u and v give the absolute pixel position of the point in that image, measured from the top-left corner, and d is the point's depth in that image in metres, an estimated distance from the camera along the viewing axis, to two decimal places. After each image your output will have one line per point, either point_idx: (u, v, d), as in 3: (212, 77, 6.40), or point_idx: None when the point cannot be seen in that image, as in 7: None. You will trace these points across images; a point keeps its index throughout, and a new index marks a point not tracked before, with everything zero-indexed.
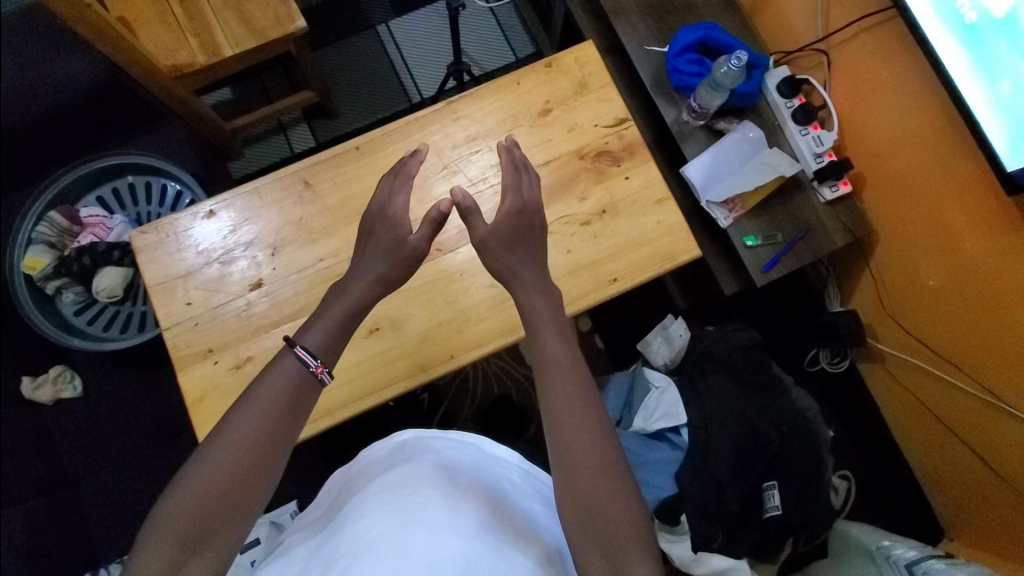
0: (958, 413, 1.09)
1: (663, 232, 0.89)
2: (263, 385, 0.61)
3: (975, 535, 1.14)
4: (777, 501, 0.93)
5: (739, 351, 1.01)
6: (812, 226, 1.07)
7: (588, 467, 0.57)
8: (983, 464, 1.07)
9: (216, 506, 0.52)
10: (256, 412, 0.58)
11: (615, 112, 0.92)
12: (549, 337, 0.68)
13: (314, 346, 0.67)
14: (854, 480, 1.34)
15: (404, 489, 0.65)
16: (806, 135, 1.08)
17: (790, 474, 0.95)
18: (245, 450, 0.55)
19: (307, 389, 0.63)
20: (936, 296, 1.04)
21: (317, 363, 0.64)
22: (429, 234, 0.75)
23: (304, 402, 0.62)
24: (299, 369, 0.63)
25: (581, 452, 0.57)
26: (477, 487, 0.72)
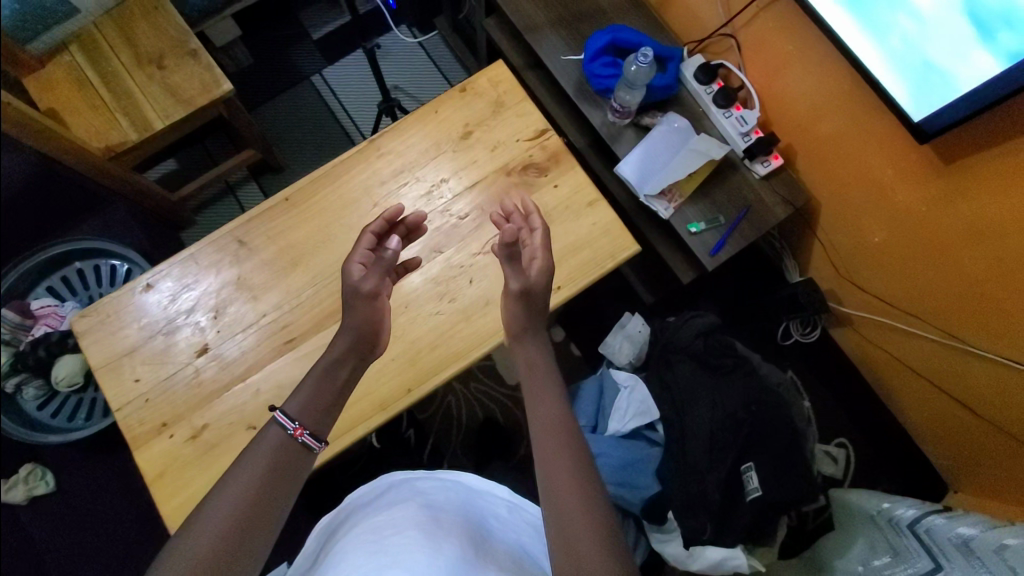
0: (930, 363, 1.10)
1: (600, 232, 0.90)
2: (247, 454, 0.61)
3: (979, 483, 1.14)
4: (756, 482, 0.90)
5: (700, 338, 1.02)
6: (750, 203, 1.08)
7: (571, 504, 0.58)
8: (967, 410, 1.07)
9: (213, 568, 0.51)
10: (238, 480, 0.57)
11: (534, 124, 0.94)
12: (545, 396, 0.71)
13: (295, 403, 0.67)
14: (852, 447, 1.33)
15: (386, 530, 0.64)
16: (730, 117, 1.10)
17: (768, 452, 0.92)
18: (229, 519, 0.54)
19: (288, 452, 0.62)
20: (884, 252, 1.06)
21: (295, 426, 0.64)
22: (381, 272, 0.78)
23: (290, 466, 0.61)
24: (278, 434, 0.63)
25: (562, 485, 0.59)
26: (461, 523, 0.71)
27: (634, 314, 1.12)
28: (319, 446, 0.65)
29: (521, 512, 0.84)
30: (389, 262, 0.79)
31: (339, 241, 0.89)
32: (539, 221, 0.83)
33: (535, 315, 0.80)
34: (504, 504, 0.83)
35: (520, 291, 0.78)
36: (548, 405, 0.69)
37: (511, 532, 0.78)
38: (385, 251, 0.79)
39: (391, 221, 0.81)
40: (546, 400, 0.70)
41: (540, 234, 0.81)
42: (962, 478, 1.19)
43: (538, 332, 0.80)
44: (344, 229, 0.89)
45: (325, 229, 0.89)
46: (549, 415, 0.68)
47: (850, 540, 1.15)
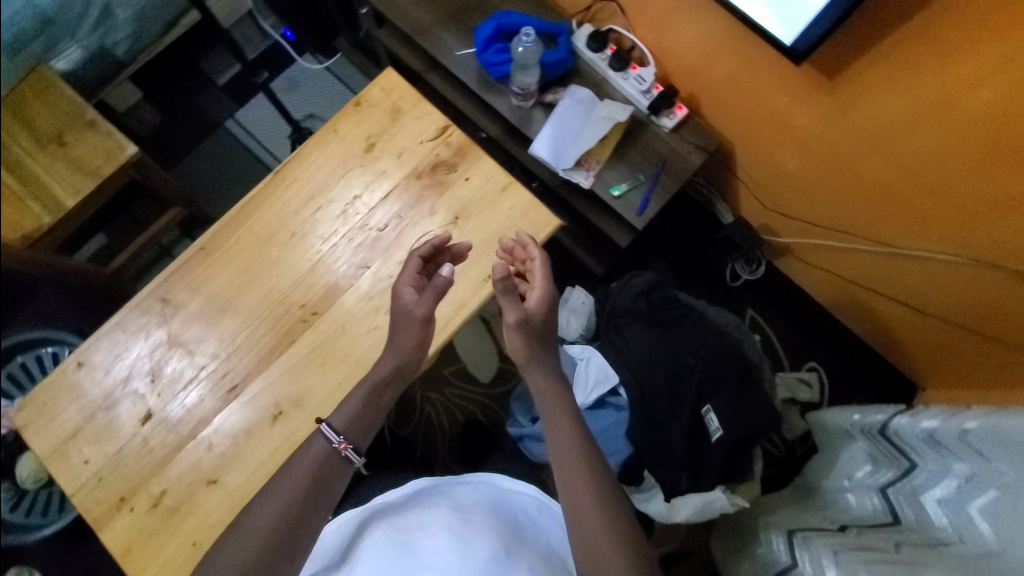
0: (868, 273, 1.14)
1: (519, 215, 0.91)
2: (294, 462, 0.69)
3: (937, 375, 1.19)
4: (717, 422, 0.92)
5: (643, 296, 1.03)
6: (665, 156, 1.12)
7: (597, 538, 0.63)
8: (910, 309, 1.12)
9: (259, 565, 0.59)
10: (280, 490, 0.65)
11: (435, 123, 0.94)
12: (560, 419, 0.75)
13: (341, 417, 0.73)
14: (823, 369, 1.36)
15: (417, 534, 0.69)
16: (628, 78, 1.12)
17: (723, 392, 0.94)
18: (271, 530, 0.62)
19: (331, 466, 0.69)
20: (800, 177, 1.09)
21: (340, 440, 0.71)
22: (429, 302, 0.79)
23: (328, 477, 0.68)
24: (324, 447, 0.70)
25: (587, 512, 0.65)
26: (492, 523, 0.72)
27: (575, 286, 1.13)
28: (360, 459, 0.72)
29: (554, 511, 0.82)
30: (439, 288, 0.80)
31: (265, 278, 0.88)
32: (536, 251, 0.84)
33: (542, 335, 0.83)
34: (537, 503, 0.82)
35: (520, 322, 0.79)
36: (568, 432, 0.73)
37: (544, 531, 0.78)
38: (437, 278, 0.80)
39: (438, 248, 0.83)
40: (565, 425, 0.74)
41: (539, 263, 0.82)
42: (927, 376, 1.22)
43: (541, 356, 0.81)
44: (267, 265, 0.88)
45: (249, 269, 0.88)
46: (560, 420, 0.75)
47: (832, 458, 1.18)
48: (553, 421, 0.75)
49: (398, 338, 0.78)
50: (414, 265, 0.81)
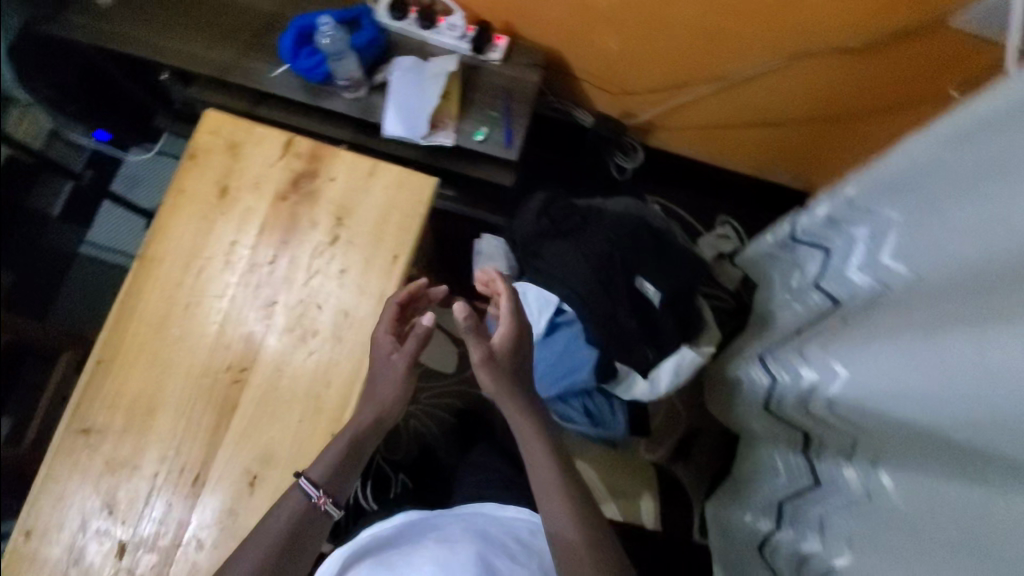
0: (721, 109, 1.26)
1: (395, 190, 0.90)
2: (273, 513, 0.70)
3: (808, 163, 1.36)
4: (652, 287, 0.99)
5: (542, 215, 1.06)
6: (508, 87, 1.16)
7: (568, 535, 0.74)
8: (765, 123, 1.26)
9: None
10: (252, 549, 0.66)
11: (276, 142, 0.91)
12: (527, 430, 0.82)
13: (318, 469, 0.72)
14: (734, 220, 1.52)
15: (402, 564, 0.75)
16: (441, 31, 1.14)
17: (645, 259, 1.01)
18: None
19: (310, 518, 0.70)
20: (630, 55, 1.17)
21: (320, 493, 0.71)
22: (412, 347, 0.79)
23: (304, 532, 0.69)
24: (302, 501, 0.70)
25: (557, 515, 0.75)
26: (475, 546, 0.79)
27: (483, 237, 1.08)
28: (340, 511, 0.72)
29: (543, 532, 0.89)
30: (421, 335, 0.80)
31: (178, 362, 0.83)
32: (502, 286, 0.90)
33: (511, 371, 0.85)
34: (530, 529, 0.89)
35: (487, 357, 0.83)
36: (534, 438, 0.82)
37: (525, 548, 0.84)
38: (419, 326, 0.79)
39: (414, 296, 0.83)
40: (531, 433, 0.82)
41: (505, 299, 0.87)
42: (802, 169, 1.40)
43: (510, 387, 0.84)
44: (173, 348, 0.84)
45: (158, 360, 0.83)
46: (541, 455, 0.80)
47: (769, 281, 1.30)
48: (522, 429, 0.82)
49: (380, 386, 0.79)
50: (393, 320, 0.81)
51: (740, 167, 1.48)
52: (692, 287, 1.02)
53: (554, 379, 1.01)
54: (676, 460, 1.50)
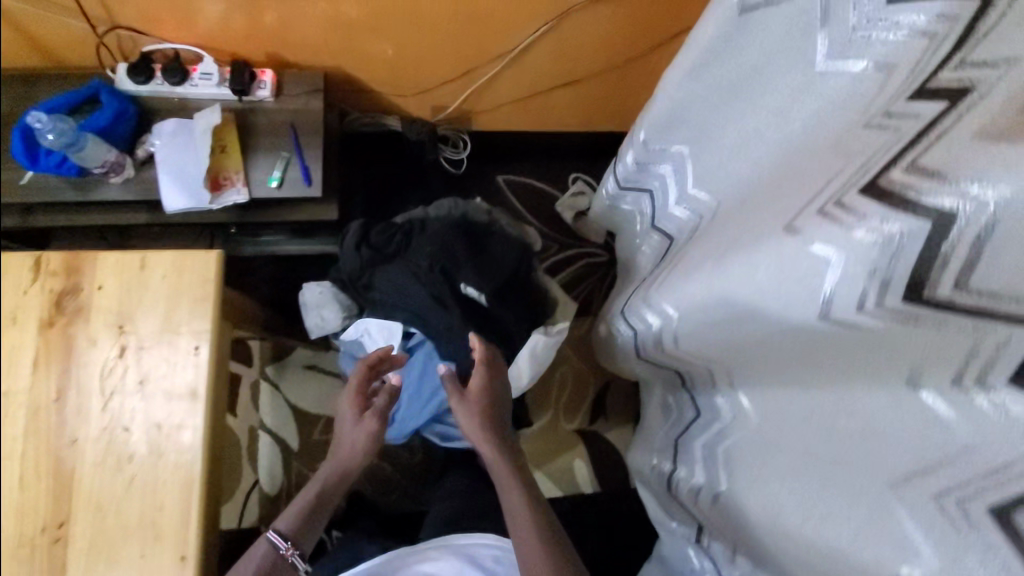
0: (520, 80, 1.24)
1: (177, 276, 0.82)
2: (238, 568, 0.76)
3: (620, 109, 1.39)
4: (477, 290, 0.96)
5: (360, 245, 1.00)
6: (292, 121, 1.09)
7: (530, 546, 0.78)
8: (564, 83, 1.27)
9: None
10: None
11: (21, 264, 0.80)
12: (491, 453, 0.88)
13: (284, 522, 0.82)
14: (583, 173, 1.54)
15: None
16: (196, 83, 1.05)
17: (465, 263, 0.97)
18: None
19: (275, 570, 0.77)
20: (405, 53, 1.12)
21: (285, 545, 0.79)
22: (382, 405, 0.91)
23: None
24: (272, 552, 0.78)
25: (520, 530, 0.80)
26: None
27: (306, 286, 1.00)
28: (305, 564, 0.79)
29: (507, 558, 0.91)
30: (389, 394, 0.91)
31: None
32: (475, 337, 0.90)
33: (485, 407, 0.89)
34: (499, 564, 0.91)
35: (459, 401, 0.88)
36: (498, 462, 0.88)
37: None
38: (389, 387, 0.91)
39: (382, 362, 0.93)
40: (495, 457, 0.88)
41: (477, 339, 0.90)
42: (619, 117, 1.42)
43: (486, 425, 0.89)
44: None
45: None
46: (516, 496, 0.84)
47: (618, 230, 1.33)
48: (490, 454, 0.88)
49: (347, 444, 0.90)
50: (358, 389, 0.91)
51: (565, 129, 1.49)
52: (524, 276, 1.03)
53: (426, 402, 0.98)
54: (596, 419, 1.51)
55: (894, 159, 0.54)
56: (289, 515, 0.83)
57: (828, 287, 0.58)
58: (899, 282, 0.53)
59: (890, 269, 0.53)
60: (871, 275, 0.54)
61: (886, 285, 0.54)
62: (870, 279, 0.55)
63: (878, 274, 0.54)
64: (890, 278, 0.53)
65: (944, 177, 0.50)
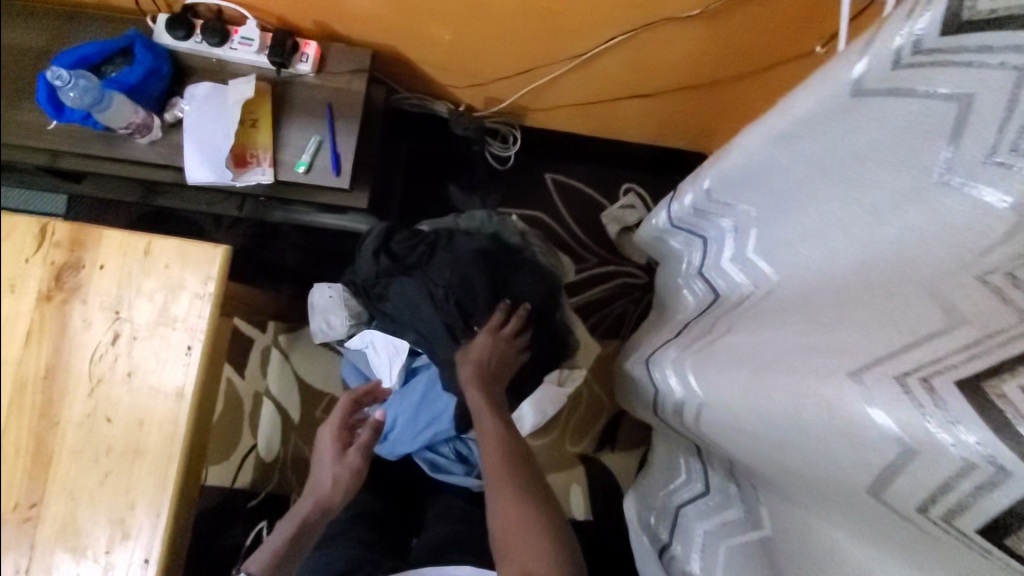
0: (584, 85, 1.12)
1: (179, 268, 0.78)
2: None
3: (688, 129, 1.25)
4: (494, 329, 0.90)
5: (380, 254, 0.94)
6: (329, 101, 1.02)
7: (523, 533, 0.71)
8: (631, 95, 1.14)
9: None
10: None
11: (27, 230, 0.77)
12: (485, 423, 0.82)
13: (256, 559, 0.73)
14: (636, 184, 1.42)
15: None
16: (234, 47, 0.98)
17: (485, 295, 0.91)
18: None
19: None
20: (462, 42, 1.01)
21: None
22: (369, 436, 0.90)
23: None
24: None
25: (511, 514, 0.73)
26: None
27: (319, 283, 0.95)
28: None
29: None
30: (373, 431, 0.90)
31: None
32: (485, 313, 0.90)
33: (486, 376, 0.86)
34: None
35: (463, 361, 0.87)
36: (491, 434, 0.81)
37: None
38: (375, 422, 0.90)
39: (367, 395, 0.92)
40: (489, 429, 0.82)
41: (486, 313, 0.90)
42: (685, 135, 1.29)
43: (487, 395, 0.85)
44: None
45: None
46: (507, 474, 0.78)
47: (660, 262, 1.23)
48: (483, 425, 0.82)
49: (323, 477, 0.86)
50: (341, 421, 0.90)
51: (625, 139, 1.35)
52: (547, 315, 0.96)
53: (417, 430, 0.93)
54: (603, 447, 1.35)
55: (1003, 364, 0.44)
56: (262, 551, 0.75)
57: (888, 477, 0.50)
58: (975, 512, 0.46)
59: (970, 498, 0.46)
60: (939, 488, 0.47)
61: (959, 509, 0.47)
62: (940, 492, 0.47)
63: (951, 492, 0.47)
64: (966, 503, 0.46)
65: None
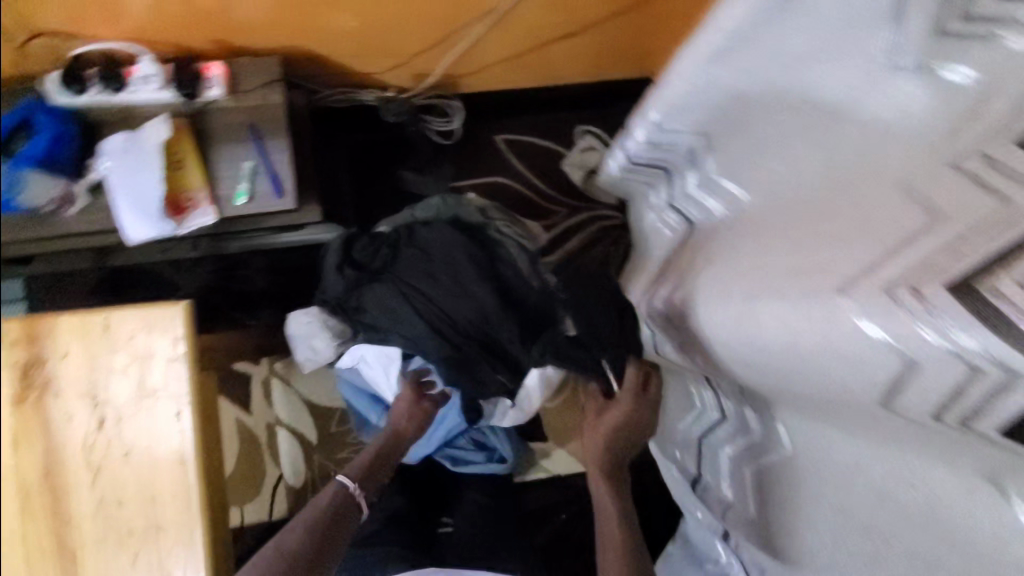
0: (508, 40, 1.07)
1: (145, 336, 0.75)
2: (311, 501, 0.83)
3: (621, 63, 1.23)
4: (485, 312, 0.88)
5: (344, 266, 0.90)
6: (251, 121, 0.97)
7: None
8: (557, 40, 1.10)
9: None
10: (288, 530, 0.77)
11: None
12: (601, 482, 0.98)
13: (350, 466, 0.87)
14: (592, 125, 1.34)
15: None
16: (137, 89, 0.92)
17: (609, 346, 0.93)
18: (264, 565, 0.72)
19: (342, 506, 0.82)
20: (373, 25, 0.97)
21: (352, 484, 0.85)
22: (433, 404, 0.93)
23: (339, 518, 0.81)
24: (339, 489, 0.84)
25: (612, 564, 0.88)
26: None
27: (292, 312, 0.94)
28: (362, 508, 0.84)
29: None
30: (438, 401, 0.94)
31: None
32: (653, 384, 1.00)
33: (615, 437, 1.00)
34: None
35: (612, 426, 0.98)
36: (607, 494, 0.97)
37: None
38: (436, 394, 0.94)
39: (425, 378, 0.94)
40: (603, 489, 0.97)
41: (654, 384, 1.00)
42: (619, 70, 1.27)
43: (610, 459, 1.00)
44: None
45: None
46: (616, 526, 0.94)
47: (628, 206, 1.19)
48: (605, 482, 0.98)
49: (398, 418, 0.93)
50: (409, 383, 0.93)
51: (567, 84, 1.30)
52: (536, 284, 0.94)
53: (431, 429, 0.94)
54: None
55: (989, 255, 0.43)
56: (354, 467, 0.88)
57: (894, 391, 0.51)
58: (997, 415, 0.45)
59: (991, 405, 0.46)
60: (952, 393, 0.47)
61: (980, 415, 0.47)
62: (951, 398, 0.48)
63: (961, 398, 0.47)
64: (978, 407, 0.46)
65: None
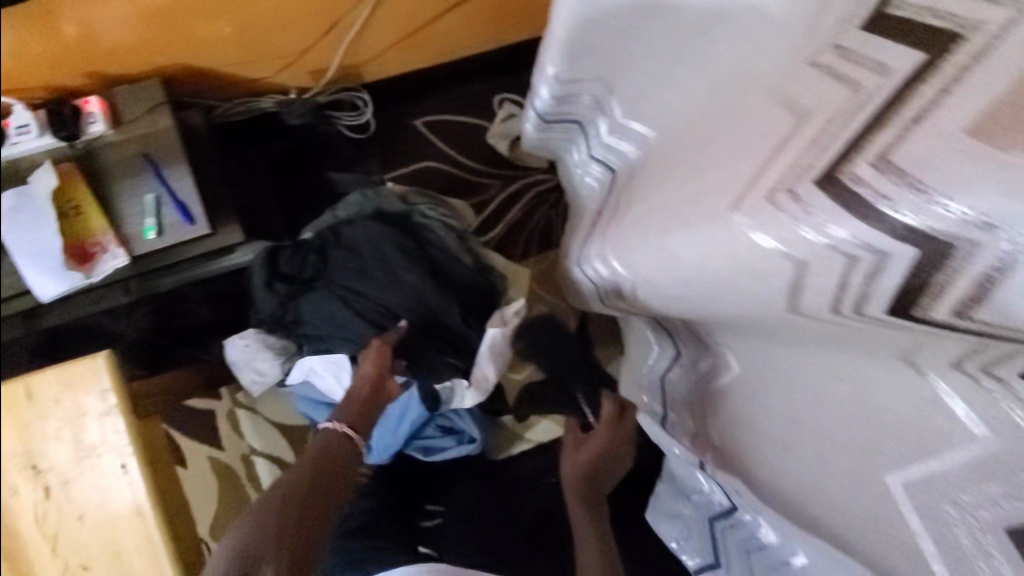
0: (397, 20, 1.04)
1: (73, 395, 0.73)
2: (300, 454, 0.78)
3: (518, 25, 1.21)
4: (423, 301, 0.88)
5: (273, 282, 0.88)
6: (144, 152, 0.93)
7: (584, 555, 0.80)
8: (447, 12, 1.07)
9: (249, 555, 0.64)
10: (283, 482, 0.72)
11: None
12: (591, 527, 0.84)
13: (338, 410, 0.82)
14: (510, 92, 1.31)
15: None
16: (16, 141, 0.87)
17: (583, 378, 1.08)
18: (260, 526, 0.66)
19: (336, 452, 0.78)
20: (251, 28, 0.92)
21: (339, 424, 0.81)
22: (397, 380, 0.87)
23: (333, 468, 0.76)
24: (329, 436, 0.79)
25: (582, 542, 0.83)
26: None
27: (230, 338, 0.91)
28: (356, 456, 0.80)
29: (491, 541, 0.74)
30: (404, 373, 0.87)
31: None
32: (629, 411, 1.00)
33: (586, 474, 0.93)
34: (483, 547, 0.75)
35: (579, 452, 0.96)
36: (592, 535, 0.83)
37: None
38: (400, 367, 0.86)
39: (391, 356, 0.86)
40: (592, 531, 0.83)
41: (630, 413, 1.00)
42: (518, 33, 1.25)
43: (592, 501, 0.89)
44: None
45: None
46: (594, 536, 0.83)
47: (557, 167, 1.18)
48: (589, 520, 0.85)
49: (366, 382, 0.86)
50: (377, 358, 0.84)
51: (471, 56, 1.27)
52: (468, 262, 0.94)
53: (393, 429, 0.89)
54: None
55: None
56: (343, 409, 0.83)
57: (797, 294, 0.53)
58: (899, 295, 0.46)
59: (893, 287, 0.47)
60: (839, 288, 0.50)
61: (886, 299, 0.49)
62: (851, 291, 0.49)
63: (855, 288, 0.49)
64: (867, 293, 0.49)
65: (913, 180, 0.43)
